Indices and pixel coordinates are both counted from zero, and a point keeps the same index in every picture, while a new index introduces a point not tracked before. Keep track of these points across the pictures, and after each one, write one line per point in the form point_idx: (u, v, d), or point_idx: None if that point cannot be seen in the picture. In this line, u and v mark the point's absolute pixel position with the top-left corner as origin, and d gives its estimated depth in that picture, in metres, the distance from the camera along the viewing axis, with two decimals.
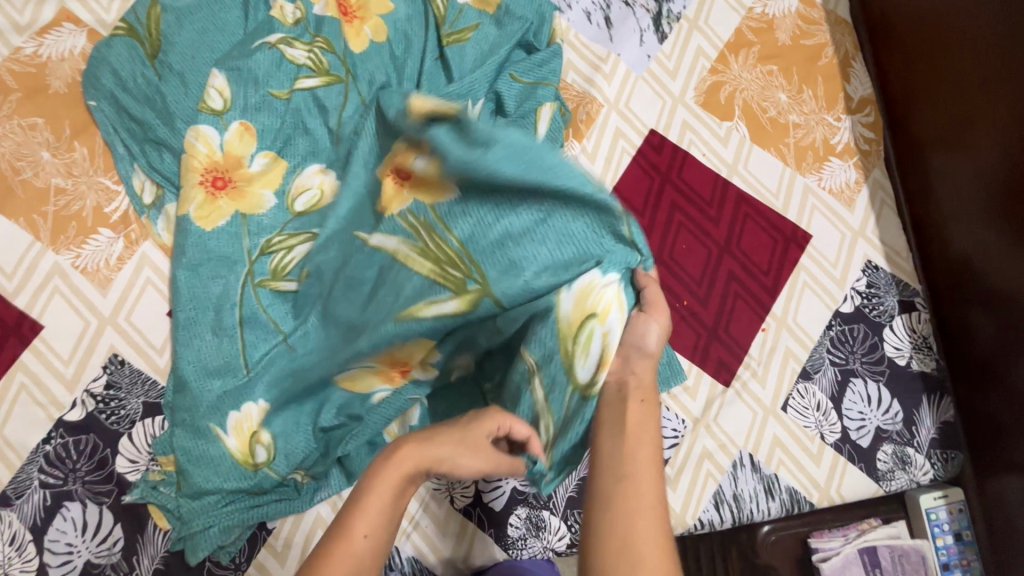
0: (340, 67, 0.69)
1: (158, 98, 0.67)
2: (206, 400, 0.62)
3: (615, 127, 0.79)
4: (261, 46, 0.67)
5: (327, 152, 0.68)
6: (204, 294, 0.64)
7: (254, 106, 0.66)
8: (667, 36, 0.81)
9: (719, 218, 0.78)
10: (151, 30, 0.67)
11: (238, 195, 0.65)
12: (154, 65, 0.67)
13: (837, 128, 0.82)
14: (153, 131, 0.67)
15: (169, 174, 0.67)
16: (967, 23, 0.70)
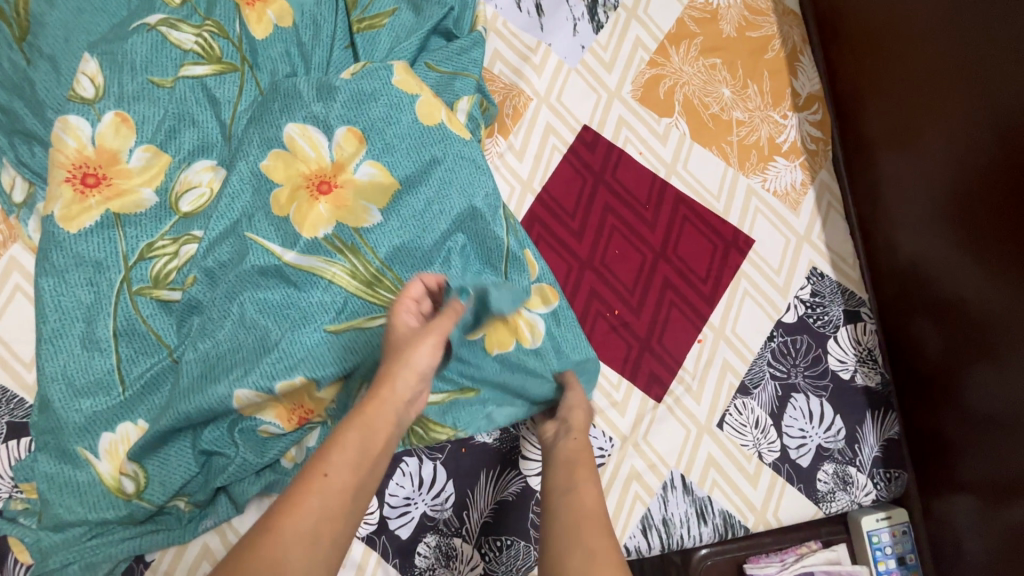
0: (234, 54, 0.63)
1: (27, 85, 0.61)
2: (75, 420, 0.56)
3: (545, 123, 0.73)
4: (140, 28, 0.61)
5: (218, 149, 0.63)
6: (73, 302, 0.58)
7: (132, 96, 0.60)
8: (603, 26, 0.76)
9: (656, 221, 0.73)
10: (19, 9, 0.61)
11: (114, 194, 0.59)
12: (22, 48, 0.61)
13: (783, 126, 0.78)
14: (21, 122, 0.61)
15: (40, 170, 0.61)
16: (916, 12, 0.65)
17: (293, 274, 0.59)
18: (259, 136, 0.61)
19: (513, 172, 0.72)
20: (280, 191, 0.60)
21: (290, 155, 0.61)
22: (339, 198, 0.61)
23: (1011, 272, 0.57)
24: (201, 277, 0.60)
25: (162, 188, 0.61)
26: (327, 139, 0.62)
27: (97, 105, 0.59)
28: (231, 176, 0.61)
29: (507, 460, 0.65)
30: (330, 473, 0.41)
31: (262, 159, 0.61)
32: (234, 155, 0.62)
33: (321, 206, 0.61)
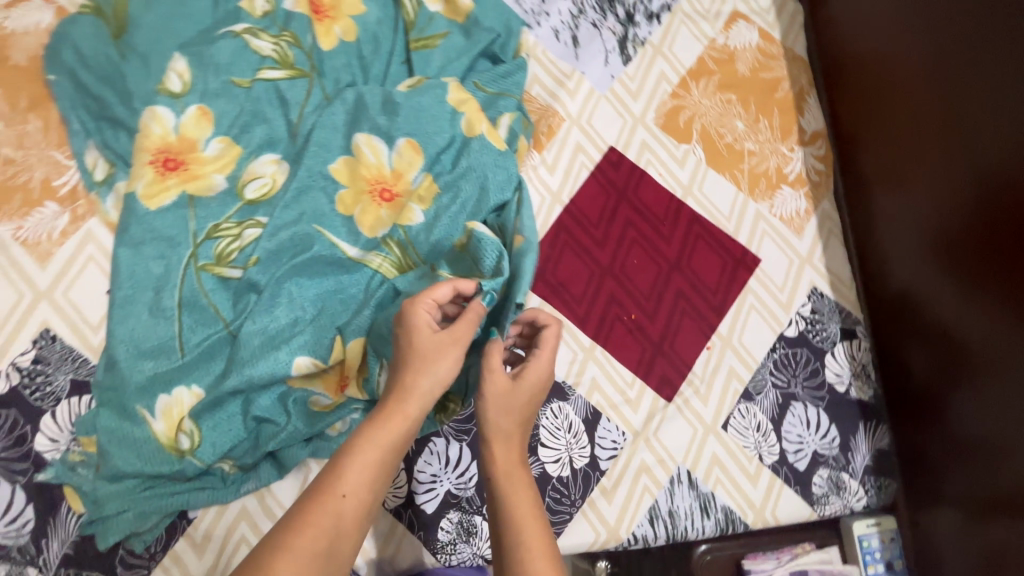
0: (305, 62, 0.71)
1: (118, 77, 0.67)
2: (139, 379, 0.62)
3: (575, 142, 0.81)
4: (226, 35, 0.68)
5: (284, 145, 0.69)
6: (145, 273, 0.64)
7: (213, 93, 0.67)
8: (632, 59, 0.84)
9: (671, 236, 0.80)
10: (118, 10, 0.68)
11: (191, 179, 0.65)
12: (117, 44, 0.68)
13: (790, 158, 0.85)
14: (110, 110, 0.67)
15: (122, 153, 0.68)
16: (909, 65, 0.74)
17: (348, 266, 0.67)
18: (322, 135, 0.68)
19: (544, 183, 0.79)
20: (345, 193, 0.68)
21: (354, 160, 0.68)
22: (398, 203, 0.69)
23: (990, 302, 0.64)
24: (262, 257, 0.65)
25: (232, 176, 0.67)
26: (388, 147, 0.69)
27: (183, 100, 0.66)
28: (296, 171, 0.67)
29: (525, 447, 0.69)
30: (348, 493, 0.47)
31: (331, 161, 0.68)
32: (300, 151, 0.68)
33: (383, 210, 0.68)
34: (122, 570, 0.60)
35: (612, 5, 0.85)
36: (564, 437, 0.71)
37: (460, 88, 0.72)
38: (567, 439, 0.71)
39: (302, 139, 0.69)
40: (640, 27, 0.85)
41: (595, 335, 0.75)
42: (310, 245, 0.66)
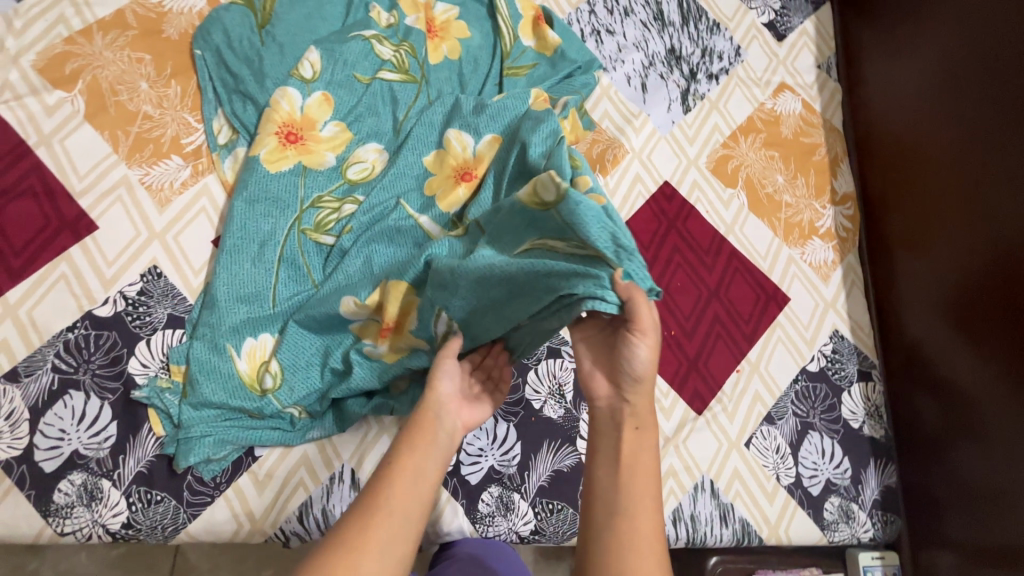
0: (417, 70, 0.81)
1: (256, 60, 0.77)
2: (234, 320, 0.67)
3: (635, 173, 0.90)
4: (356, 37, 0.79)
5: (388, 138, 0.78)
6: (255, 228, 0.71)
7: (337, 84, 0.77)
8: (691, 110, 0.96)
9: (711, 266, 0.88)
10: (266, 5, 0.79)
11: (308, 153, 0.74)
12: (261, 33, 0.78)
13: (822, 214, 0.95)
14: (243, 84, 0.77)
15: (247, 124, 0.76)
16: (935, 145, 0.85)
17: (416, 234, 0.70)
18: (423, 132, 0.77)
19: None
20: (432, 178, 0.74)
21: (444, 151, 0.75)
22: (476, 183, 0.72)
23: (997, 359, 0.72)
24: (356, 228, 0.72)
25: (342, 155, 0.76)
26: (473, 138, 0.74)
27: (311, 86, 0.76)
28: (397, 159, 0.76)
29: (567, 436, 0.75)
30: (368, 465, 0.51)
31: (426, 154, 0.76)
32: (400, 142, 0.78)
33: (461, 190, 0.72)
34: (188, 496, 0.64)
35: (678, 62, 0.97)
36: None
37: (539, 91, 0.78)
38: None
39: (404, 136, 0.78)
40: (700, 83, 0.97)
41: None
42: (389, 215, 0.72)
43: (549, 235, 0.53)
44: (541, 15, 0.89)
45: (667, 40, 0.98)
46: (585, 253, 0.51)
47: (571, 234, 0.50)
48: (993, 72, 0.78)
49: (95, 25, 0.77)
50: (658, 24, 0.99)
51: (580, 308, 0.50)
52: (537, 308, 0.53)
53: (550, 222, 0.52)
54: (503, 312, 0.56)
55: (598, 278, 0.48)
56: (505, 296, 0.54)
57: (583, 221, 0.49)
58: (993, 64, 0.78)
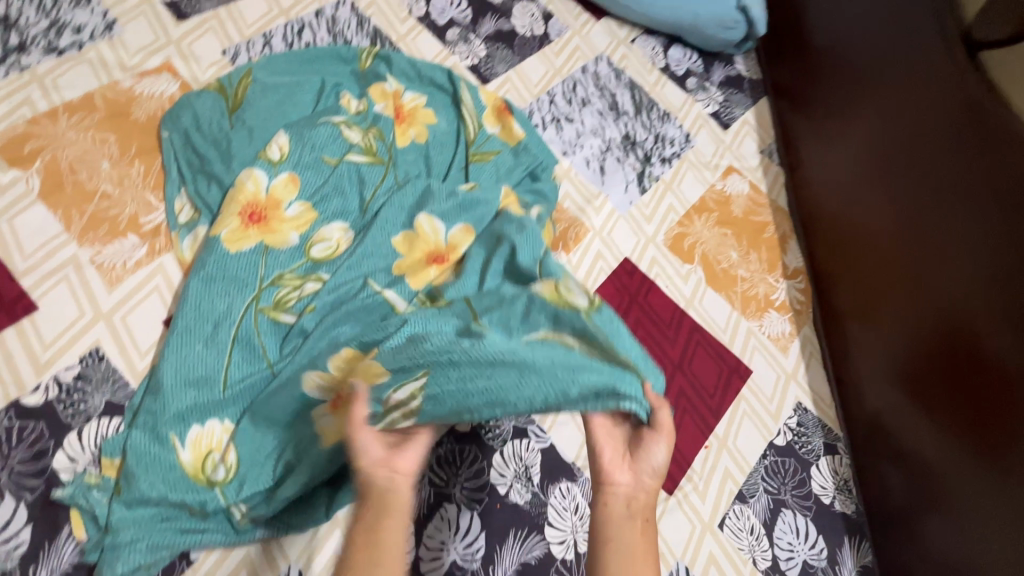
0: (385, 153, 0.84)
1: (224, 142, 0.79)
2: (179, 407, 0.63)
3: (596, 250, 0.93)
4: (326, 122, 0.82)
5: (353, 217, 0.79)
6: (210, 308, 0.68)
7: (304, 165, 0.79)
8: (647, 190, 1.01)
9: (675, 340, 0.89)
10: (239, 92, 0.83)
11: (271, 230, 0.74)
12: (231, 117, 0.81)
13: (776, 288, 0.99)
14: (209, 165, 0.77)
15: (209, 202, 0.76)
16: (875, 224, 0.92)
17: (383, 309, 0.71)
18: (388, 214, 0.78)
19: None
20: (403, 259, 0.76)
21: (414, 234, 0.77)
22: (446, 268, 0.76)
23: (957, 426, 0.76)
24: (318, 307, 0.71)
25: (306, 233, 0.76)
26: (445, 226, 0.78)
27: (278, 167, 0.77)
28: (361, 237, 0.77)
29: (534, 523, 0.71)
30: None
31: (393, 233, 0.77)
32: (366, 224, 0.79)
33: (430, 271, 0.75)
34: None
35: (633, 147, 1.04)
36: (575, 518, 0.73)
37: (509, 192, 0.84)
38: (574, 521, 0.73)
39: (370, 215, 0.79)
40: (655, 167, 1.04)
41: None
42: (356, 293, 0.72)
43: (571, 335, 0.62)
44: (503, 105, 0.94)
45: (622, 127, 1.05)
46: (614, 355, 0.59)
47: (601, 341, 0.60)
48: (919, 160, 0.86)
49: (62, 107, 0.78)
50: (614, 113, 1.06)
51: (618, 401, 0.54)
52: (571, 394, 0.54)
53: (578, 325, 0.62)
54: (505, 391, 0.56)
55: (633, 381, 0.56)
56: (513, 377, 0.56)
57: (618, 338, 0.61)
58: (918, 153, 0.87)
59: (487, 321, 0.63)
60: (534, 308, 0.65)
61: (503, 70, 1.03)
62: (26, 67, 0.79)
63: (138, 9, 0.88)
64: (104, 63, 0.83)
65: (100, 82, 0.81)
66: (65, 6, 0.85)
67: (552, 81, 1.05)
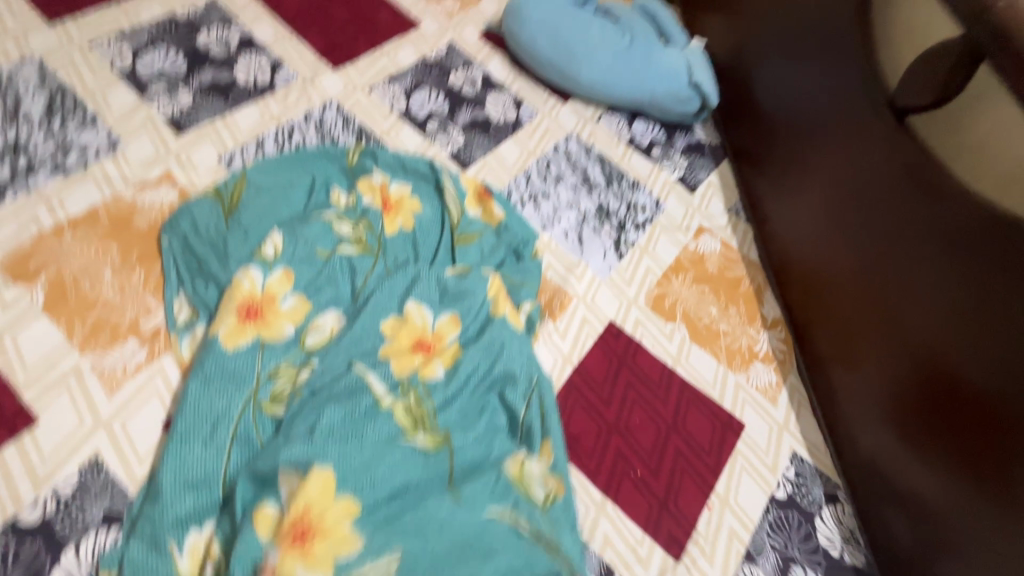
0: (374, 243, 0.89)
1: (221, 243, 0.83)
2: (178, 511, 0.64)
3: (582, 316, 0.97)
4: (317, 219, 0.87)
5: (346, 305, 0.83)
6: (209, 408, 0.70)
7: (298, 260, 0.83)
8: (625, 256, 1.06)
9: (666, 401, 0.91)
10: (234, 196, 0.88)
11: (268, 326, 0.77)
12: (227, 219, 0.86)
13: (758, 339, 1.03)
14: (206, 266, 0.81)
15: (207, 302, 0.79)
16: (842, 272, 0.97)
17: (366, 396, 0.72)
18: (379, 299, 0.81)
19: (557, 347, 0.93)
20: (390, 347, 0.78)
21: (404, 322, 0.81)
22: (431, 358, 0.79)
23: (948, 468, 0.77)
24: (308, 396, 0.72)
25: (301, 324, 0.79)
26: (434, 315, 0.82)
27: (273, 265, 0.81)
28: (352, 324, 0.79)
29: None
30: None
31: (383, 320, 0.80)
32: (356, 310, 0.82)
33: (417, 361, 0.78)
34: None
35: (608, 216, 1.11)
36: None
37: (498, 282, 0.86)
38: None
39: (362, 302, 0.83)
40: (629, 233, 1.10)
41: (606, 488, 0.81)
42: (341, 378, 0.74)
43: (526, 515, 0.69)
44: (484, 189, 1.00)
45: (595, 198, 1.12)
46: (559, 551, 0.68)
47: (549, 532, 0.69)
48: (872, 212, 0.92)
49: (67, 222, 0.82)
50: (586, 186, 1.14)
51: None
52: None
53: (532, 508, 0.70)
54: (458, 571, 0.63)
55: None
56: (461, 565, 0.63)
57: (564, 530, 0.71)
58: (870, 206, 0.93)
59: (461, 493, 0.68)
60: (499, 486, 0.70)
61: (480, 155, 1.11)
62: (34, 188, 0.84)
63: (139, 126, 0.95)
64: (107, 178, 0.88)
65: (104, 196, 0.86)
66: (71, 128, 0.91)
67: (527, 162, 1.13)
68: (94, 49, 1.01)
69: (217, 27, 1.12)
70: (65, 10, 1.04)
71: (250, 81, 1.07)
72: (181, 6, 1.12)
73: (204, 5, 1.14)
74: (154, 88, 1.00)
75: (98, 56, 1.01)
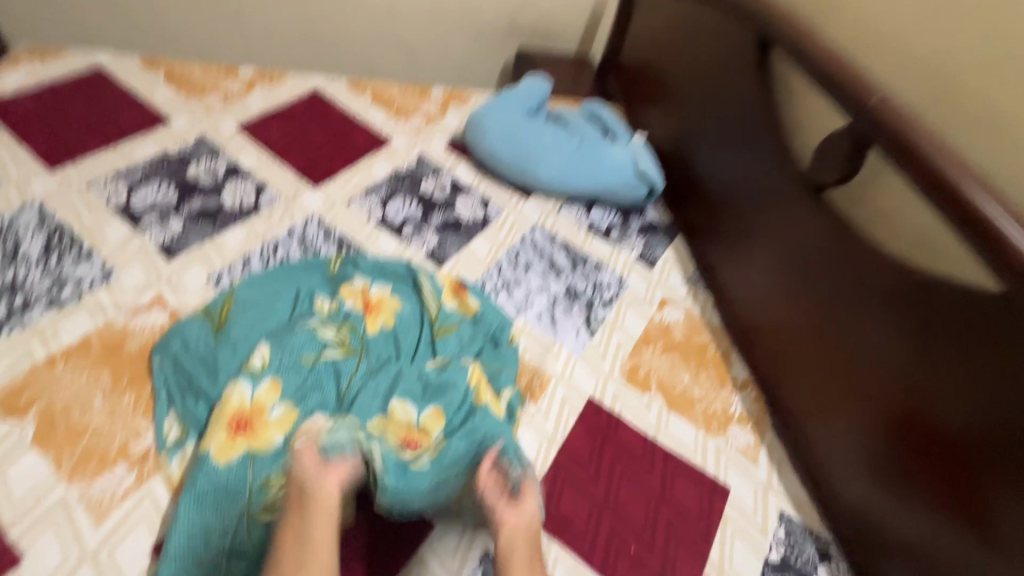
0: (358, 344, 0.94)
1: (211, 361, 0.87)
2: None
3: (562, 395, 1.01)
4: (304, 329, 0.92)
5: (333, 408, 0.86)
6: (203, 522, 0.72)
7: (286, 369, 0.87)
8: (596, 333, 1.13)
9: (652, 472, 0.94)
10: (222, 313, 0.93)
11: (257, 436, 0.79)
12: (217, 337, 0.91)
13: (731, 401, 1.08)
14: (196, 383, 0.85)
15: (196, 418, 0.82)
16: (799, 331, 1.05)
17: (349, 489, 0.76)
18: (367, 391, 0.88)
19: (541, 428, 0.96)
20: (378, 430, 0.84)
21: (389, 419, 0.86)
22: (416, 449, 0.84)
23: (933, 514, 0.82)
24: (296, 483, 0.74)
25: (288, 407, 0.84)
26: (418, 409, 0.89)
27: (264, 375, 0.86)
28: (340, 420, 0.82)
29: None
30: None
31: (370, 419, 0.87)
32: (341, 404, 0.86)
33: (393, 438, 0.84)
34: None
35: (576, 297, 1.18)
36: None
37: (477, 373, 0.93)
38: None
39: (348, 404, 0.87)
40: (598, 310, 1.17)
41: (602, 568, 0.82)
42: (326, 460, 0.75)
43: None
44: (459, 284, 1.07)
45: (564, 282, 1.21)
46: None
47: None
48: (815, 275, 1.02)
49: (59, 353, 0.86)
50: (554, 271, 1.22)
51: None
52: None
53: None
54: None
55: None
56: None
57: None
58: (811, 270, 1.03)
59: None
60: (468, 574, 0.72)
61: (453, 252, 1.20)
62: (28, 323, 0.89)
63: (132, 255, 1.02)
64: (100, 307, 0.93)
65: (96, 324, 0.91)
66: (67, 263, 0.98)
67: (497, 254, 1.22)
68: (91, 189, 1.10)
69: (205, 159, 1.23)
70: (65, 157, 1.14)
71: (236, 204, 1.16)
72: (172, 144, 1.24)
73: (193, 141, 1.26)
74: (146, 219, 1.08)
75: (94, 195, 1.10)
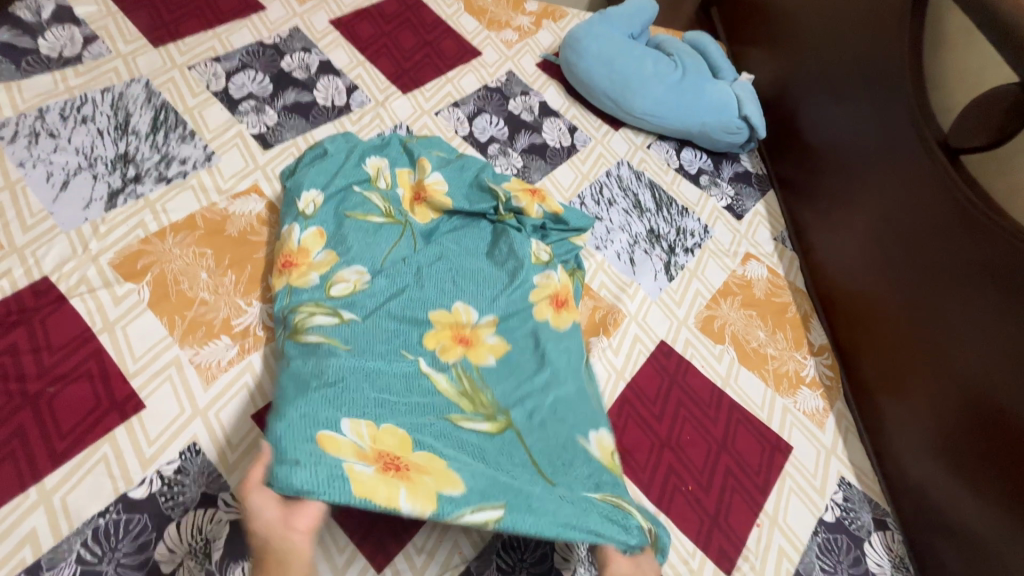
0: (401, 215, 0.96)
1: (333, 218, 0.93)
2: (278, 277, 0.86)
3: (634, 334, 1.01)
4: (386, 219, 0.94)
5: (372, 264, 0.89)
6: (333, 220, 0.92)
7: (355, 228, 0.91)
8: (675, 278, 1.10)
9: (716, 420, 0.94)
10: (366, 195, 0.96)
11: (297, 275, 0.85)
12: (346, 221, 0.92)
13: (805, 364, 1.06)
14: (324, 217, 0.93)
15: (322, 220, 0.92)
16: (890, 307, 0.99)
17: (373, 253, 0.90)
18: (393, 376, 0.75)
19: (611, 362, 0.96)
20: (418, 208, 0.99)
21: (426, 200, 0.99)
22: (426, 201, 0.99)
23: (998, 500, 0.79)
24: (345, 234, 0.90)
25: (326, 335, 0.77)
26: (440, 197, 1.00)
27: (339, 267, 0.87)
28: (377, 281, 0.87)
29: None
30: None
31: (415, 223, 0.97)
32: (365, 355, 0.76)
33: (460, 352, 0.83)
34: None
35: (658, 240, 1.15)
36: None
37: (544, 311, 0.91)
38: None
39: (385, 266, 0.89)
40: (679, 257, 1.14)
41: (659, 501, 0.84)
42: (392, 254, 0.91)
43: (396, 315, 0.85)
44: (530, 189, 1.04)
45: (646, 222, 1.17)
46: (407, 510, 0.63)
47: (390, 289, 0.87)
48: (919, 247, 0.95)
49: (169, 227, 0.90)
50: (638, 210, 1.18)
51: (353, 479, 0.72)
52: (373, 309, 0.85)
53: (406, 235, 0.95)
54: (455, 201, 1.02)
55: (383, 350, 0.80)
56: (375, 241, 0.91)
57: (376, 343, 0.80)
58: (915, 242, 0.96)
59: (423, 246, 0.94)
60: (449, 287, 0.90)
61: (538, 177, 1.17)
62: (141, 195, 0.93)
63: (231, 141, 1.04)
64: (203, 187, 0.97)
65: (201, 205, 0.94)
66: (173, 142, 1.00)
67: (581, 184, 1.19)
68: (192, 71, 1.11)
69: (299, 53, 1.21)
70: (168, 36, 1.15)
71: (328, 102, 1.16)
72: (267, 33, 1.22)
73: (287, 32, 1.23)
74: (244, 108, 1.09)
75: (195, 77, 1.10)
